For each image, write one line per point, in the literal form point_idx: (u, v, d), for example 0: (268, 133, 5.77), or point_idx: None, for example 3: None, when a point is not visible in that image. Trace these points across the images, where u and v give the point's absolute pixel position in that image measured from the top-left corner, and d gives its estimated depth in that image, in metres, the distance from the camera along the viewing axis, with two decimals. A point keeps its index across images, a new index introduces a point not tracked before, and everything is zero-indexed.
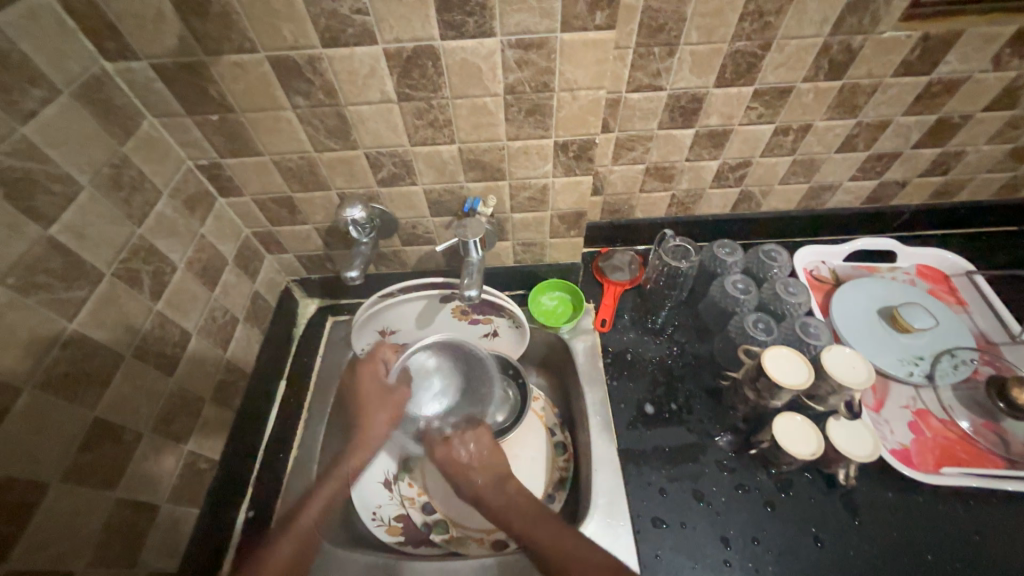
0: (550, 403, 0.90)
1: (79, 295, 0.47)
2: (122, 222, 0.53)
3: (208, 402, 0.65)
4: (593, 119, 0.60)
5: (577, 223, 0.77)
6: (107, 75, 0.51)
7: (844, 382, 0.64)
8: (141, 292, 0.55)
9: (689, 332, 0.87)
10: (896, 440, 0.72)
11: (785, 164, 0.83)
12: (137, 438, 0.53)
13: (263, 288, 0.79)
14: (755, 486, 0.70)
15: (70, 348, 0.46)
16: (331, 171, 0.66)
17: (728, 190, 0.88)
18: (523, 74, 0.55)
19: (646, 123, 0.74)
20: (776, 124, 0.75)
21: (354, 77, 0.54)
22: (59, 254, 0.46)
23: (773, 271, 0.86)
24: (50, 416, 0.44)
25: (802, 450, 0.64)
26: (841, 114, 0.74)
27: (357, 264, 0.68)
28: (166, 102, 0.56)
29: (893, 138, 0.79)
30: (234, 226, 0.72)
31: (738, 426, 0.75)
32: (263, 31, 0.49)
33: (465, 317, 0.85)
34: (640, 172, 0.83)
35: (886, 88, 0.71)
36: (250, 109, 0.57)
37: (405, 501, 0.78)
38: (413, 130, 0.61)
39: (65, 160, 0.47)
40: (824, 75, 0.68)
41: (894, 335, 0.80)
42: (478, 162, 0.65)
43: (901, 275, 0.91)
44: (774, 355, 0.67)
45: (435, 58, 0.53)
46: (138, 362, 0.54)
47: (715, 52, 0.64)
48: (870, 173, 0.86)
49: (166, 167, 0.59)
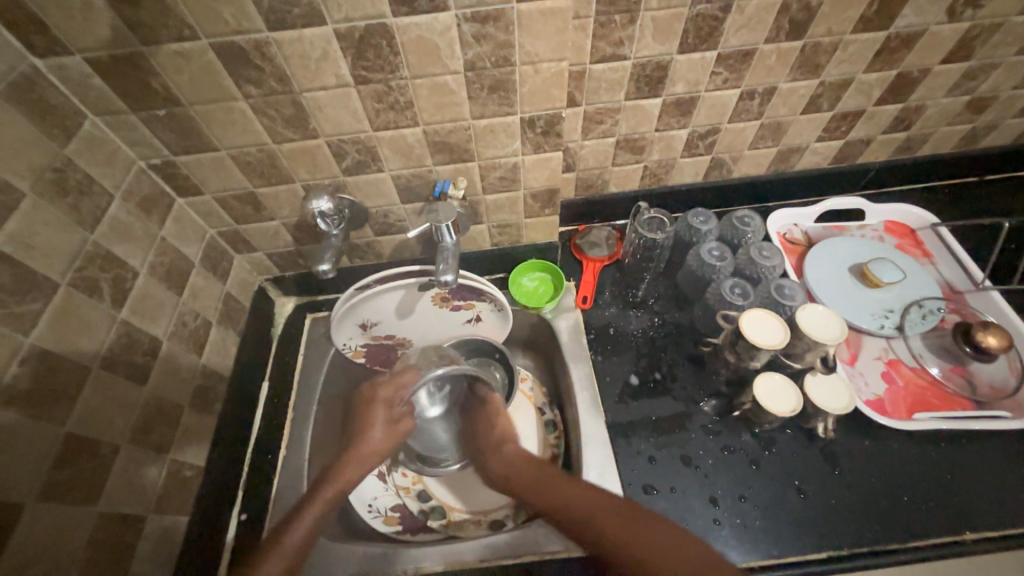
0: (537, 383, 0.91)
1: (33, 308, 0.45)
2: (73, 229, 0.50)
3: (187, 409, 0.63)
4: (558, 92, 0.59)
5: (551, 201, 0.77)
6: (38, 73, 0.48)
7: (817, 339, 0.66)
8: (102, 301, 0.52)
9: (669, 302, 0.88)
10: (870, 391, 0.75)
11: (753, 128, 0.83)
12: (114, 450, 0.52)
13: (234, 289, 0.77)
14: (740, 446, 0.72)
15: (29, 363, 0.44)
16: (293, 162, 0.64)
17: (699, 158, 0.88)
18: (482, 49, 0.53)
19: (613, 94, 0.73)
20: (741, 88, 0.75)
21: (306, 61, 0.52)
22: (5, 266, 0.43)
23: (747, 236, 0.87)
24: (15, 434, 0.42)
25: (781, 408, 0.66)
26: (804, 75, 0.75)
27: (327, 256, 0.65)
28: (108, 99, 0.53)
29: (856, 96, 0.80)
30: (197, 226, 0.69)
31: (721, 390, 0.77)
32: (203, 16, 0.46)
33: (445, 304, 0.83)
34: (610, 145, 0.82)
35: (846, 45, 0.71)
36: (199, 101, 0.54)
37: (400, 491, 0.79)
38: (374, 114, 0.59)
39: (0, 166, 0.44)
40: (785, 35, 0.68)
41: (865, 291, 0.82)
42: (445, 144, 0.64)
43: (871, 232, 0.94)
44: (751, 317, 0.68)
45: (388, 36, 0.51)
46: (107, 373, 0.52)
47: (676, 17, 0.64)
48: (836, 133, 0.87)
49: (115, 168, 0.56)
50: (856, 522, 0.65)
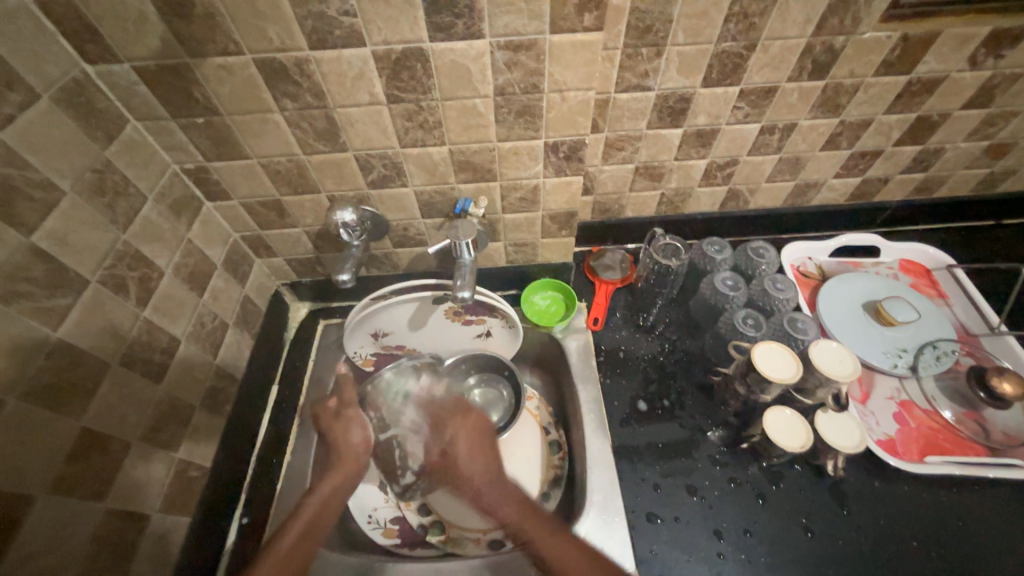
0: (544, 403, 0.90)
1: (62, 304, 0.46)
2: (106, 227, 0.51)
3: (198, 409, 0.64)
4: (582, 120, 0.60)
5: (568, 222, 0.78)
6: (87, 78, 0.50)
7: (831, 375, 0.64)
8: (127, 299, 0.53)
9: (680, 328, 0.88)
10: (881, 431, 0.74)
11: (771, 162, 0.84)
12: (126, 447, 0.52)
13: (252, 292, 0.78)
14: (747, 479, 0.71)
15: (54, 357, 0.45)
16: (320, 173, 0.65)
17: (716, 188, 0.89)
18: (512, 75, 0.55)
19: (635, 122, 0.75)
20: (762, 123, 0.77)
21: (342, 78, 0.54)
22: (41, 262, 0.44)
23: (761, 267, 0.87)
24: (36, 427, 0.43)
25: (790, 443, 0.65)
26: (825, 113, 0.76)
27: (346, 266, 0.67)
28: (150, 105, 0.55)
29: (875, 136, 0.81)
30: (222, 230, 0.71)
31: (729, 420, 0.76)
32: (249, 32, 0.48)
33: (458, 319, 0.85)
34: (629, 171, 0.83)
35: (867, 87, 0.72)
36: (237, 111, 0.56)
37: (400, 504, 0.78)
38: (403, 132, 0.60)
39: (45, 165, 0.45)
40: (807, 75, 0.69)
41: (878, 328, 0.82)
42: (469, 164, 0.66)
43: (885, 269, 0.93)
44: (763, 350, 0.68)
45: (424, 59, 0.52)
46: (125, 370, 0.53)
47: (702, 53, 0.65)
48: (853, 170, 0.88)
49: (150, 171, 0.58)
50: (864, 565, 0.64)
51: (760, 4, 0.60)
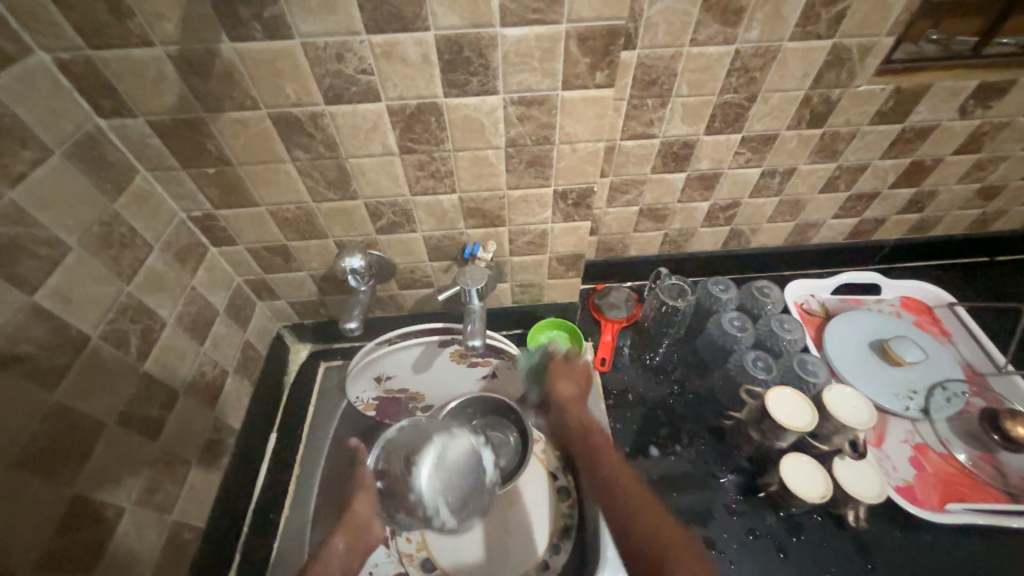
0: (552, 445, 0.86)
1: (62, 363, 0.44)
2: (110, 280, 0.50)
3: (195, 465, 0.61)
4: (592, 169, 0.61)
5: (576, 264, 0.78)
6: (100, 132, 0.50)
7: (848, 423, 0.64)
8: (127, 353, 0.52)
9: (689, 369, 0.87)
10: (898, 477, 0.72)
11: (772, 204, 0.86)
12: (118, 513, 0.49)
13: (253, 337, 0.76)
14: (766, 530, 0.68)
15: (49, 421, 0.43)
16: (329, 220, 0.65)
17: (719, 228, 0.90)
18: (524, 128, 0.56)
19: (640, 167, 0.76)
20: (763, 168, 0.78)
21: (356, 131, 0.54)
22: (42, 322, 0.43)
23: (767, 306, 0.87)
24: (27, 499, 0.40)
25: (809, 493, 0.64)
26: (824, 158, 0.78)
27: (354, 313, 0.65)
28: (162, 156, 0.54)
29: (872, 179, 0.83)
30: (226, 274, 0.70)
31: (743, 466, 0.74)
32: (266, 89, 0.49)
33: (464, 360, 0.83)
34: (634, 213, 0.84)
35: (863, 135, 0.75)
36: (249, 162, 0.56)
37: (402, 558, 0.72)
38: (414, 180, 0.61)
39: (52, 221, 0.44)
40: (806, 123, 0.72)
41: (887, 368, 0.81)
42: (479, 210, 0.66)
43: (888, 307, 0.94)
44: (777, 397, 0.67)
45: (438, 113, 0.53)
46: (122, 429, 0.50)
47: (705, 104, 0.67)
48: (851, 211, 0.90)
49: (158, 220, 0.57)
50: None
51: (761, 60, 0.62)
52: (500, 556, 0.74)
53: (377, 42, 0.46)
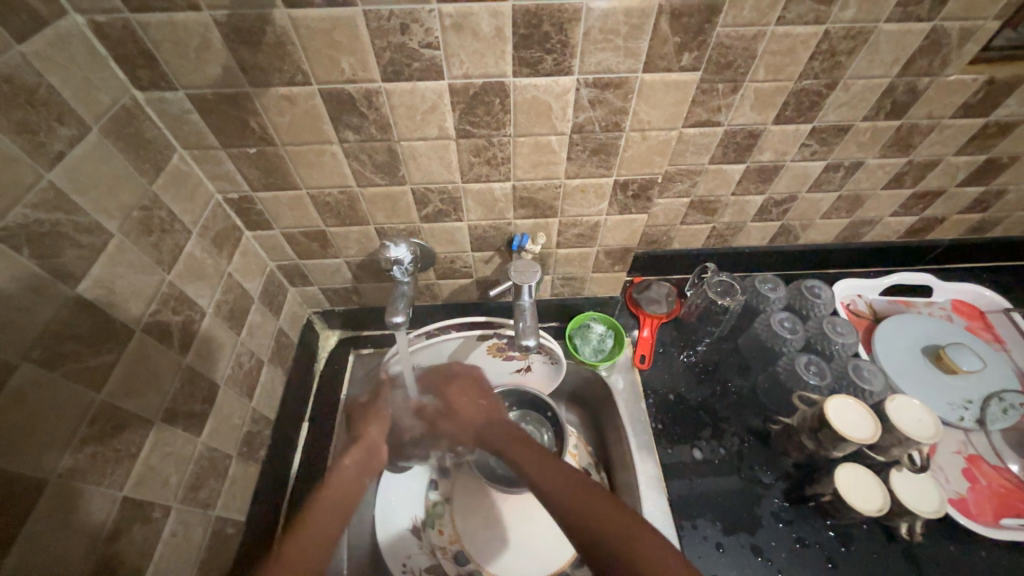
0: (585, 442, 0.84)
1: (107, 360, 0.41)
2: (151, 269, 0.47)
3: (235, 458, 0.59)
4: (659, 159, 0.57)
5: (623, 258, 0.74)
6: (136, 105, 0.46)
7: (911, 436, 0.61)
8: (171, 346, 0.49)
9: (729, 368, 0.84)
10: (951, 489, 0.70)
11: (830, 199, 0.81)
12: (165, 513, 0.47)
13: (286, 324, 0.73)
14: (815, 539, 0.67)
15: (98, 423, 0.40)
16: (372, 206, 0.61)
17: (770, 223, 0.85)
18: (594, 113, 0.51)
19: (698, 158, 0.70)
20: (828, 161, 0.73)
21: (413, 112, 0.50)
22: (87, 316, 0.40)
23: (817, 307, 0.84)
24: (77, 505, 0.38)
25: (865, 506, 0.62)
26: (894, 152, 0.73)
27: (401, 307, 0.62)
28: (200, 134, 0.50)
29: (940, 175, 0.78)
30: (259, 260, 0.66)
31: (790, 472, 0.72)
32: (319, 62, 0.44)
33: (499, 353, 0.80)
34: (684, 205, 0.79)
35: (942, 128, 0.69)
36: (294, 142, 0.52)
37: (435, 551, 0.71)
38: (467, 167, 0.56)
39: (93, 206, 0.41)
40: (885, 114, 0.66)
41: (940, 376, 0.78)
42: (532, 201, 0.62)
43: (938, 310, 0.90)
44: (837, 406, 0.65)
45: (504, 94, 0.49)
46: (167, 426, 0.48)
47: (779, 90, 0.61)
48: (911, 209, 0.85)
49: (195, 203, 0.54)
50: None
51: (850, 43, 0.56)
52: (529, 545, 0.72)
53: (448, 12, 0.41)
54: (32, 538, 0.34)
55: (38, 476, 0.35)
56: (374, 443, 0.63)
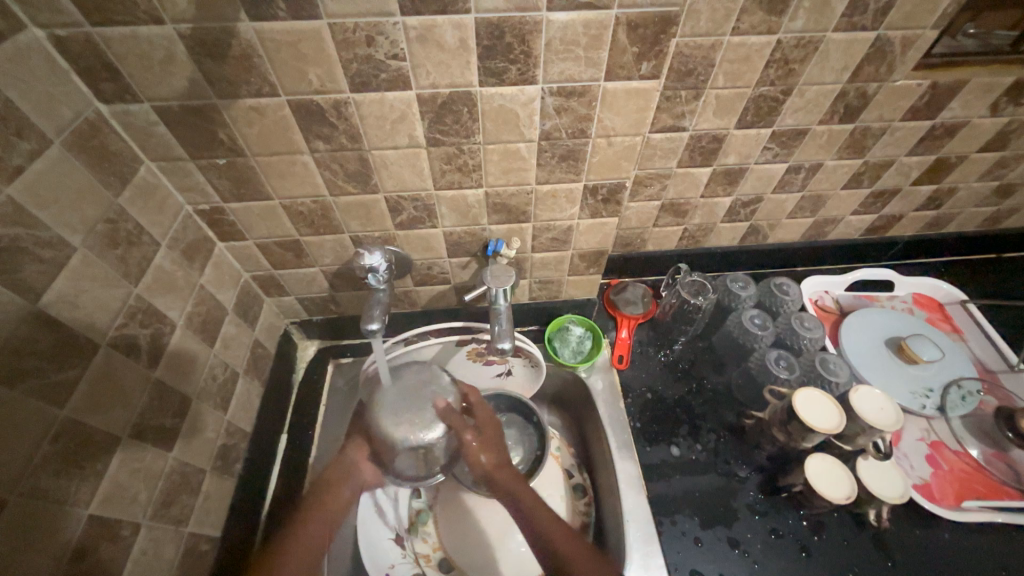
0: (567, 444, 0.85)
1: (71, 375, 0.41)
2: (118, 282, 0.46)
3: (209, 472, 0.58)
4: (626, 164, 0.59)
5: (598, 261, 0.75)
6: (100, 118, 0.46)
7: (875, 424, 0.64)
8: (139, 360, 0.48)
9: (705, 365, 0.86)
10: (916, 475, 0.73)
11: (794, 200, 0.84)
12: (135, 530, 0.46)
13: (262, 335, 0.73)
14: (789, 529, 0.69)
15: (61, 440, 0.39)
16: (346, 215, 0.61)
17: (739, 224, 0.88)
18: (560, 120, 0.53)
19: (666, 162, 0.72)
20: (789, 163, 0.76)
21: (382, 121, 0.50)
22: (49, 331, 0.39)
23: (787, 304, 0.87)
24: (40, 524, 0.37)
25: (835, 494, 0.64)
26: (851, 154, 0.76)
27: (376, 314, 0.62)
28: (168, 146, 0.50)
29: (895, 175, 0.82)
30: (233, 271, 0.66)
31: (764, 465, 0.74)
32: (286, 74, 0.45)
33: (480, 358, 0.81)
34: (655, 208, 0.81)
35: (893, 130, 0.73)
36: (264, 153, 0.52)
37: (419, 559, 0.72)
38: (439, 174, 0.57)
39: (55, 220, 0.40)
40: (839, 118, 0.70)
41: (904, 366, 0.81)
42: (504, 206, 0.63)
43: (900, 303, 0.94)
44: (803, 399, 0.67)
45: (471, 103, 0.50)
46: (136, 441, 0.47)
47: (739, 97, 0.64)
48: (871, 208, 0.89)
49: (164, 216, 0.53)
50: None
51: (802, 51, 0.59)
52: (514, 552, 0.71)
53: (412, 25, 0.42)
54: None
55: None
56: (354, 464, 0.66)
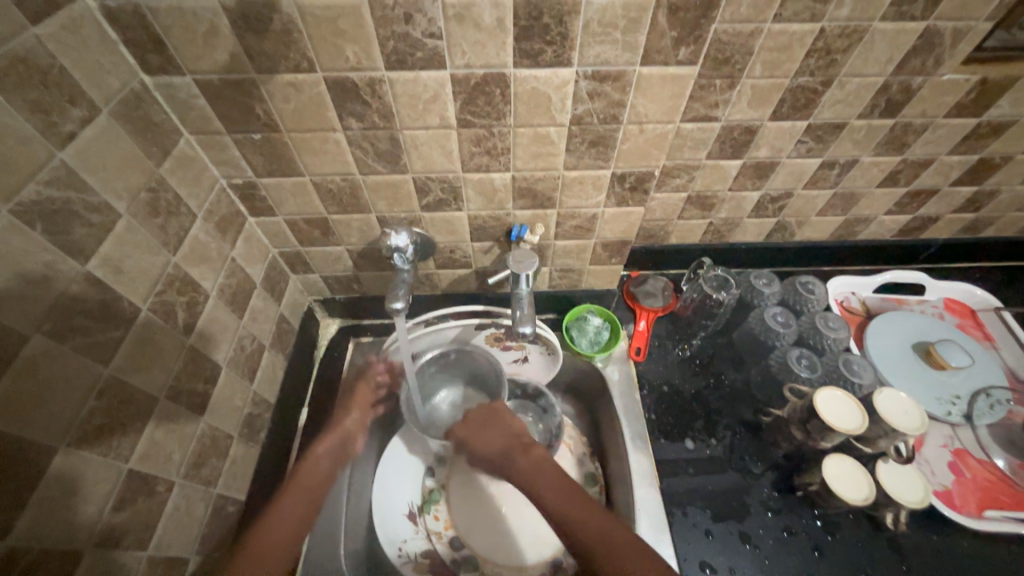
0: (580, 433, 0.85)
1: (116, 336, 0.43)
2: (158, 250, 0.48)
3: (236, 439, 0.60)
4: (656, 153, 0.58)
5: (620, 251, 0.75)
6: (146, 90, 0.47)
7: (899, 427, 0.62)
8: (175, 327, 0.50)
9: (724, 361, 0.85)
10: (937, 481, 0.72)
11: (825, 197, 0.82)
12: (169, 488, 0.49)
13: (287, 311, 0.74)
14: (802, 528, 0.68)
15: (105, 396, 0.41)
16: (374, 194, 0.62)
17: (766, 220, 0.86)
18: (593, 105, 0.52)
19: (695, 152, 0.71)
20: (824, 158, 0.74)
21: (415, 101, 0.51)
22: (96, 293, 0.41)
23: (811, 303, 0.86)
24: (86, 473, 0.39)
25: (852, 495, 0.63)
26: (889, 151, 0.74)
27: (401, 293, 0.63)
28: (207, 119, 0.51)
29: (933, 175, 0.79)
30: (263, 247, 0.68)
31: (780, 462, 0.74)
32: (325, 50, 0.45)
33: (497, 343, 0.82)
34: (681, 200, 0.80)
35: (936, 127, 0.70)
36: (299, 129, 0.53)
37: (431, 536, 0.73)
38: (468, 156, 0.57)
39: (103, 186, 0.42)
40: (879, 112, 0.67)
41: (930, 372, 0.80)
42: (530, 191, 0.63)
43: (930, 308, 0.92)
44: (827, 398, 0.66)
45: (504, 85, 0.50)
46: (171, 403, 0.49)
47: (776, 87, 0.62)
48: (905, 208, 0.86)
49: (200, 188, 0.55)
50: None
51: (846, 41, 0.57)
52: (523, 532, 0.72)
53: (450, 3, 0.42)
54: (42, 503, 0.36)
55: (48, 444, 0.36)
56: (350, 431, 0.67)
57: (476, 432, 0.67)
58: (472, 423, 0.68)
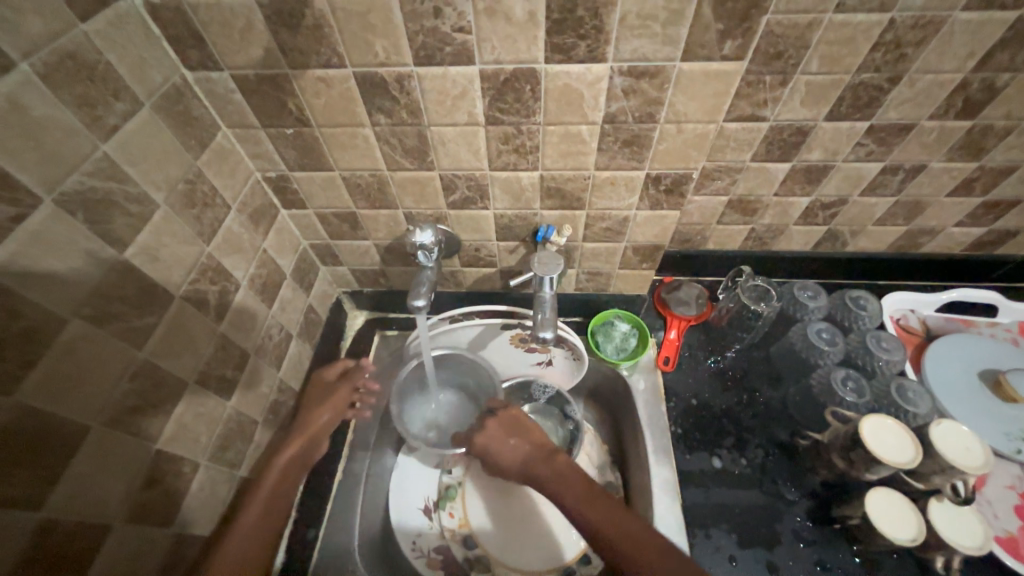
0: (601, 440, 0.83)
1: (150, 322, 0.45)
2: (193, 240, 0.50)
3: (261, 424, 0.62)
4: (695, 154, 0.54)
5: (652, 256, 0.71)
6: (186, 84, 0.49)
7: (958, 465, 0.56)
8: (207, 315, 0.52)
9: (760, 377, 0.80)
10: (1000, 526, 0.65)
11: (885, 205, 0.75)
12: (195, 469, 0.51)
13: (315, 302, 0.76)
14: (839, 564, 0.63)
15: (138, 380, 0.43)
16: (401, 190, 0.62)
17: (815, 228, 0.80)
18: (628, 103, 0.49)
19: (739, 154, 0.66)
20: (885, 162, 0.68)
21: (443, 97, 0.50)
22: (133, 280, 0.43)
23: (862, 321, 0.79)
24: (117, 453, 0.41)
25: (898, 534, 0.58)
26: (963, 156, 0.66)
27: (423, 291, 0.61)
28: (243, 114, 0.53)
29: (1016, 184, 0.70)
30: (294, 238, 0.69)
31: (817, 491, 0.68)
32: (355, 46, 0.45)
33: (522, 344, 0.81)
34: (721, 204, 0.76)
35: (1023, 131, 0.63)
36: (329, 124, 0.53)
37: (445, 533, 0.72)
38: (495, 155, 0.56)
39: (143, 177, 0.44)
40: (954, 113, 0.60)
41: (998, 403, 0.71)
42: (559, 191, 0.61)
43: (1002, 332, 0.82)
44: (873, 425, 0.60)
45: (534, 81, 0.48)
46: (200, 388, 0.51)
47: (834, 84, 0.57)
48: (980, 220, 0.77)
49: (235, 180, 0.57)
50: None
51: (919, 33, 0.51)
52: (532, 529, 0.72)
53: None
54: (73, 479, 0.38)
55: (83, 423, 0.38)
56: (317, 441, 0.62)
57: (496, 439, 0.63)
58: (490, 432, 0.63)
